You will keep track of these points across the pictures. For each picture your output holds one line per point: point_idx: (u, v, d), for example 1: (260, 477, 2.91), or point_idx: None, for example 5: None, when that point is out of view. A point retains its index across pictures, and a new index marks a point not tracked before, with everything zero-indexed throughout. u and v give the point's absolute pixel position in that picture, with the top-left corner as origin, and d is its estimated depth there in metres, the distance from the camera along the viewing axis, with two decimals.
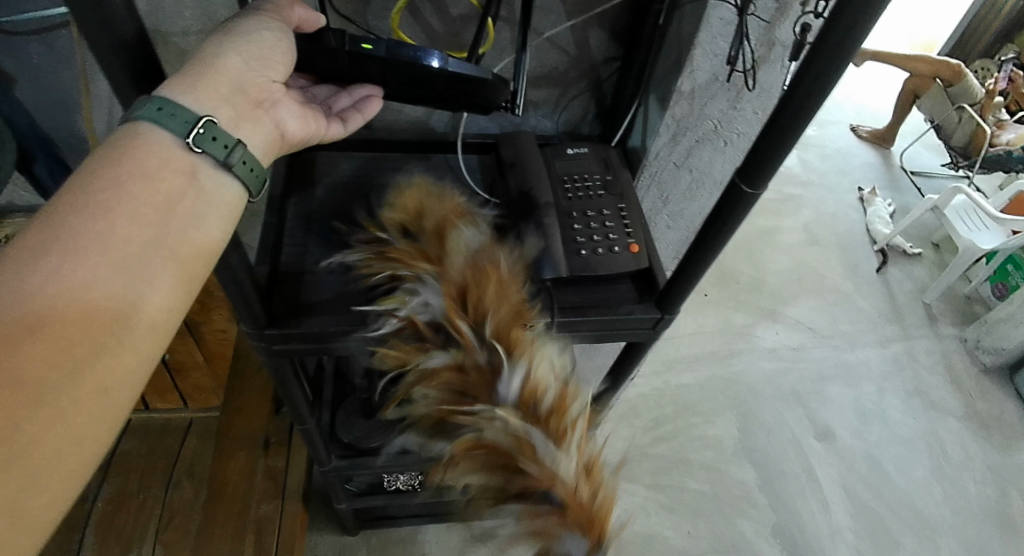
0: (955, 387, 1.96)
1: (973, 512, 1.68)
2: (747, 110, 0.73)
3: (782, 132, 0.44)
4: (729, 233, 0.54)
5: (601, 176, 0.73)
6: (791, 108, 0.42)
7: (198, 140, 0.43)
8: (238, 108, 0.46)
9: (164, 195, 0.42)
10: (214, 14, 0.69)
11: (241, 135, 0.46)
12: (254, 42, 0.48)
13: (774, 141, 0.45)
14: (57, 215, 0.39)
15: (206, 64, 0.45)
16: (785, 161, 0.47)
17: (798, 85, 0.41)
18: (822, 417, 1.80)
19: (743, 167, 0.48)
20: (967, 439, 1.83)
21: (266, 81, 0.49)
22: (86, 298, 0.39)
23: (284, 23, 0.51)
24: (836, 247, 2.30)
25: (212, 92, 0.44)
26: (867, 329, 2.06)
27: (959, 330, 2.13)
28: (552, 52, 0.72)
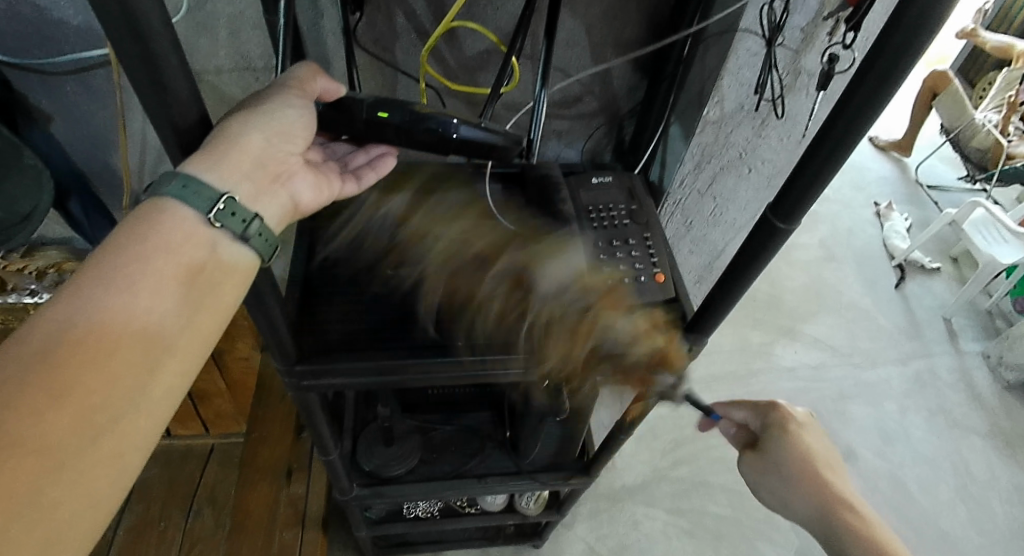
0: (978, 404, 1.94)
1: (1000, 534, 1.66)
2: (772, 137, 0.72)
3: (822, 164, 0.44)
4: (761, 264, 0.53)
5: (626, 206, 0.73)
6: (828, 145, 0.43)
7: (224, 211, 0.41)
8: (258, 184, 0.43)
9: (186, 266, 0.40)
10: (248, 53, 0.70)
11: (259, 209, 0.44)
12: (278, 120, 0.45)
13: (810, 176, 0.45)
14: (82, 287, 0.38)
15: (229, 140, 0.41)
16: (821, 196, 0.46)
17: (835, 121, 0.42)
18: (844, 437, 1.78)
19: (774, 202, 0.48)
20: (992, 460, 1.81)
21: (284, 155, 0.46)
22: (109, 367, 0.37)
23: (305, 94, 0.48)
24: (853, 263, 2.29)
25: (234, 168, 0.41)
26: (887, 346, 2.04)
27: (981, 346, 2.10)
28: (574, 85, 0.73)
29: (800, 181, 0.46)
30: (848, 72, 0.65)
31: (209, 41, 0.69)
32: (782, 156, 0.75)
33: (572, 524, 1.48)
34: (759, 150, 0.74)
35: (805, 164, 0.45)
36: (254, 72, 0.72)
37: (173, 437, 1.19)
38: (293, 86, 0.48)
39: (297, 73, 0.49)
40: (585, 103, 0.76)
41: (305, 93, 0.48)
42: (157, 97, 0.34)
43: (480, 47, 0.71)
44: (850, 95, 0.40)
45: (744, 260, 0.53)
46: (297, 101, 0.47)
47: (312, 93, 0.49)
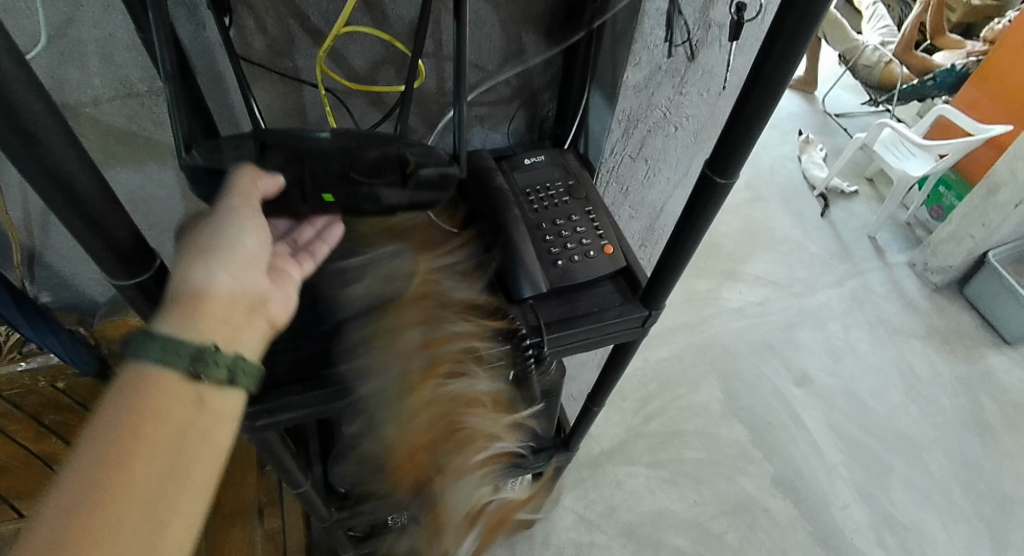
0: (911, 310, 2.07)
1: (952, 423, 1.79)
2: (692, 93, 0.72)
3: (753, 112, 0.43)
4: (706, 223, 0.53)
5: (563, 183, 0.71)
6: (756, 93, 0.42)
7: (204, 358, 0.41)
8: (236, 323, 0.45)
9: (178, 424, 0.40)
10: (126, 78, 0.62)
11: (240, 347, 0.45)
12: (235, 253, 0.46)
13: (739, 131, 0.45)
14: (75, 473, 0.37)
15: (199, 292, 0.43)
16: (752, 149, 0.47)
17: (757, 75, 0.42)
18: (798, 363, 1.88)
19: (710, 159, 0.48)
20: (933, 358, 1.94)
21: (254, 288, 0.48)
22: (118, 544, 0.36)
23: (253, 206, 0.49)
24: (779, 199, 2.38)
25: (211, 320, 0.43)
26: (822, 271, 2.14)
27: (907, 256, 2.24)
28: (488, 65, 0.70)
29: (733, 137, 0.46)
30: (757, 19, 0.66)
31: (79, 71, 0.61)
32: (705, 110, 0.76)
33: (560, 497, 1.49)
34: (681, 107, 0.74)
35: (737, 114, 0.44)
36: (138, 97, 0.64)
37: None
38: (240, 205, 0.48)
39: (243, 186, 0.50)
40: (502, 85, 0.74)
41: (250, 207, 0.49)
42: None
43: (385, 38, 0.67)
44: (770, 43, 0.40)
45: (689, 220, 0.53)
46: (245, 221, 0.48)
47: (253, 203, 0.49)
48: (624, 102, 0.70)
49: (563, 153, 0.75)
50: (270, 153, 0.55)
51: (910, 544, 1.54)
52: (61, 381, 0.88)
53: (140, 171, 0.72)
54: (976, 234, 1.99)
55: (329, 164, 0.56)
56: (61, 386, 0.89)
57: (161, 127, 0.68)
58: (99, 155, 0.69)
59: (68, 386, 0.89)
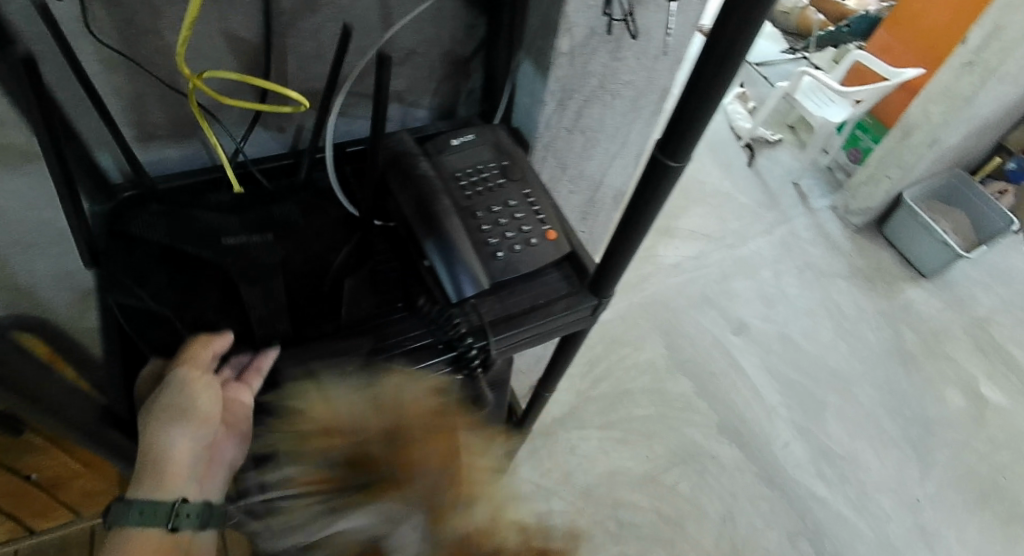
0: (835, 251, 2.15)
1: (877, 356, 1.88)
2: (629, 57, 0.67)
3: (709, 86, 0.38)
4: (657, 206, 0.49)
5: (497, 163, 0.65)
6: (714, 65, 0.37)
7: (175, 520, 0.42)
8: (201, 478, 0.47)
9: None
10: None
11: (213, 491, 0.48)
12: (188, 412, 0.48)
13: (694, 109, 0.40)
14: None
15: (161, 456, 0.45)
16: (707, 127, 0.42)
17: (713, 46, 0.36)
18: (735, 312, 1.92)
19: (663, 140, 0.43)
20: (856, 295, 2.03)
21: (210, 436, 0.49)
22: None
23: (203, 368, 0.51)
24: (708, 151, 2.40)
25: (178, 476, 0.45)
26: (752, 221, 2.18)
27: (828, 200, 2.31)
28: (408, 32, 0.63)
29: (686, 115, 0.41)
30: None
31: None
32: (642, 76, 0.72)
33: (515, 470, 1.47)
34: (618, 73, 0.69)
35: (692, 90, 0.39)
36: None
37: (40, 533, 1.01)
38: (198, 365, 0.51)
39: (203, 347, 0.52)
40: (422, 55, 0.66)
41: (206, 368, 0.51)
42: None
43: (286, 7, 0.56)
44: (728, 7, 0.34)
45: (641, 203, 0.48)
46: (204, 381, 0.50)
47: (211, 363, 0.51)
48: (558, 71, 0.64)
49: (494, 129, 0.68)
50: (195, 294, 0.54)
51: (846, 474, 1.62)
52: None
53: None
54: (893, 175, 2.07)
55: (260, 302, 0.55)
56: None
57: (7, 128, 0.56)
58: None
59: None
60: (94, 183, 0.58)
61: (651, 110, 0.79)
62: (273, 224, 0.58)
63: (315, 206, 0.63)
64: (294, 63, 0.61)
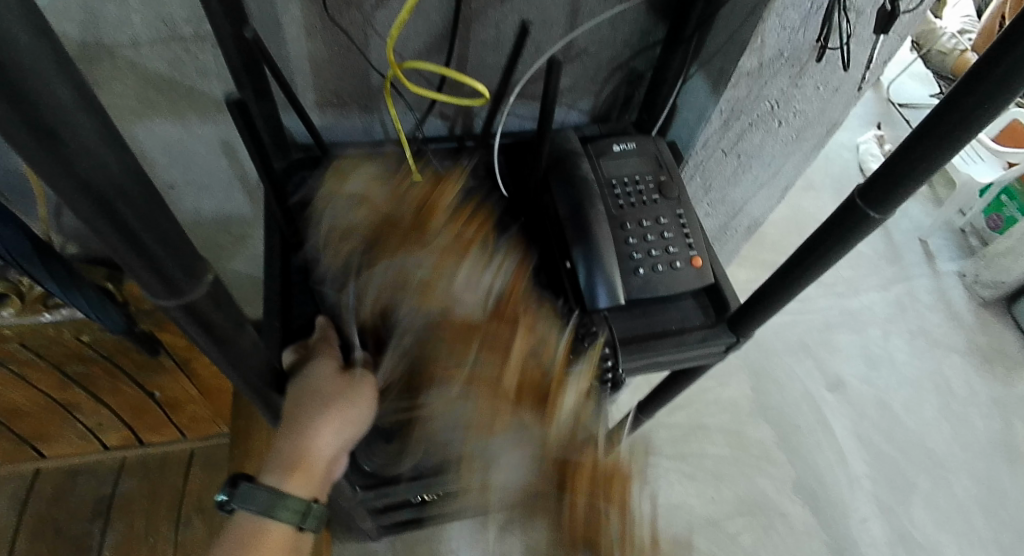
0: (956, 323, 1.97)
1: (982, 447, 1.71)
2: (808, 85, 0.63)
3: (939, 143, 0.36)
4: (837, 257, 0.46)
5: (654, 177, 0.63)
6: (953, 120, 0.34)
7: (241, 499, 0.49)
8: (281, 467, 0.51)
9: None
10: (170, 17, 0.55)
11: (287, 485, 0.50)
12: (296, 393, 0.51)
13: (922, 156, 0.37)
14: None
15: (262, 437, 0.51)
16: (922, 185, 0.39)
17: (962, 96, 0.34)
18: (833, 367, 1.79)
19: (865, 189, 0.41)
20: (970, 375, 1.85)
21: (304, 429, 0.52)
22: None
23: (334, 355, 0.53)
24: (832, 191, 2.27)
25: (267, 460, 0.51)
26: (868, 273, 2.04)
27: (957, 265, 2.12)
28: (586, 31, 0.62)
29: (909, 161, 0.38)
30: (914, 10, 0.55)
31: (118, 6, 0.53)
32: (815, 106, 0.66)
33: None
34: (792, 101, 0.65)
35: (918, 141, 0.37)
36: (181, 42, 0.57)
37: (147, 445, 1.09)
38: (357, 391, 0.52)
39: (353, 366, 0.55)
40: (592, 55, 0.65)
41: (363, 400, 0.52)
42: (54, 159, 0.24)
43: None
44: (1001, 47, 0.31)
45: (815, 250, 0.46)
46: (350, 415, 0.51)
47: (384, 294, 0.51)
48: (732, 89, 0.61)
49: (656, 141, 0.66)
50: None
51: None
52: (86, 334, 0.80)
53: (180, 123, 0.66)
54: None
55: None
56: (87, 340, 0.82)
57: (205, 77, 0.61)
58: (135, 104, 0.62)
59: (93, 340, 0.81)
60: (276, 142, 0.63)
61: (813, 144, 0.74)
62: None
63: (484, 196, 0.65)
64: (471, 48, 0.62)
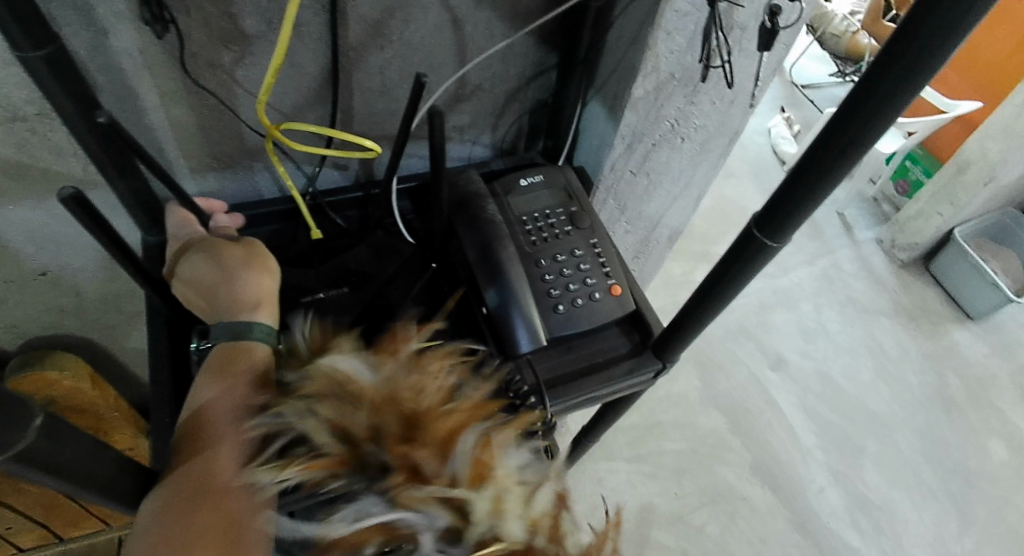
0: (880, 287, 2.07)
1: (919, 401, 1.79)
2: (704, 103, 0.63)
3: (822, 173, 0.36)
4: (746, 281, 0.46)
5: (564, 209, 0.62)
6: (836, 149, 0.35)
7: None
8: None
9: None
10: (6, 99, 0.50)
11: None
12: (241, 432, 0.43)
13: (808, 190, 0.37)
14: None
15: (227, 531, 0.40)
16: (815, 209, 0.39)
17: (841, 126, 0.34)
18: (772, 346, 1.85)
19: (761, 219, 0.41)
20: (900, 335, 1.94)
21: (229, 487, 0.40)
22: None
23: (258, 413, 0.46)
24: (750, 176, 2.35)
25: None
26: (794, 251, 2.11)
27: (874, 233, 2.23)
28: (476, 69, 0.61)
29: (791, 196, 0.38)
30: (793, 25, 0.57)
31: None
32: (714, 120, 0.67)
33: None
34: (691, 118, 0.65)
35: (805, 170, 0.37)
36: (25, 123, 0.52)
37: (69, 541, 1.00)
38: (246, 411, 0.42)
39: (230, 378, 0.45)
40: (486, 93, 0.64)
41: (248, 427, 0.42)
42: None
43: (353, 41, 0.55)
44: (867, 87, 0.32)
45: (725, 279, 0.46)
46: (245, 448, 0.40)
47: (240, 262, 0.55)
48: (629, 114, 0.60)
49: (562, 171, 0.65)
50: None
51: (882, 526, 1.55)
52: None
53: (41, 208, 0.60)
54: (945, 212, 1.98)
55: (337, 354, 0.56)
56: None
57: (61, 156, 0.56)
58: None
59: None
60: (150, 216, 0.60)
61: (718, 154, 0.75)
62: (347, 275, 0.60)
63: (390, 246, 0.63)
64: (355, 96, 0.60)
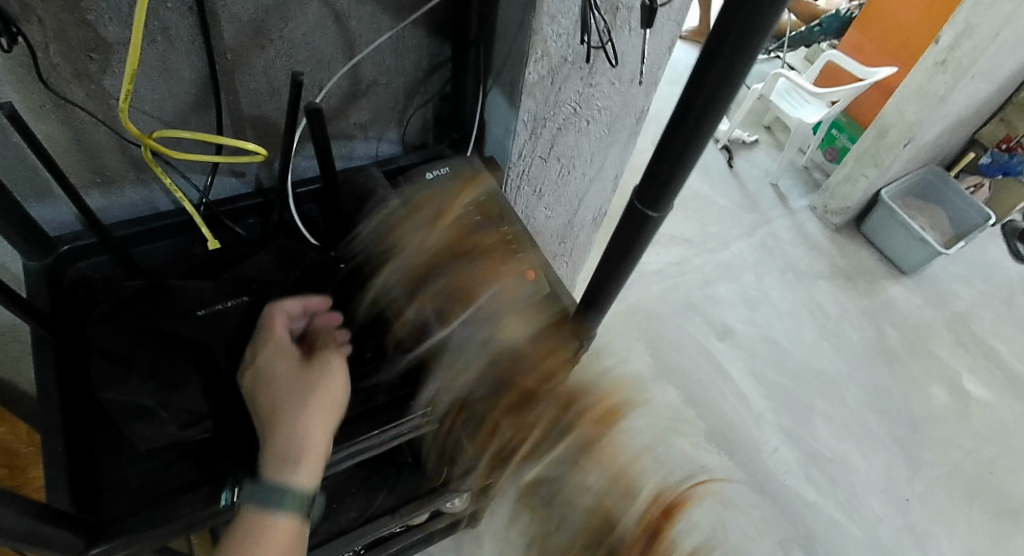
0: (816, 252, 2.15)
1: (861, 356, 1.87)
2: (603, 83, 0.64)
3: (699, 117, 0.40)
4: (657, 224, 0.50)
5: (472, 199, 0.68)
6: (707, 89, 0.39)
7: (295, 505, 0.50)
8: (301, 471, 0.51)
9: None
10: None
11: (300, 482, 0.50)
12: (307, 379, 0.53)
13: (671, 171, 0.45)
14: None
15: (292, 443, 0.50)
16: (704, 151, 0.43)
17: (708, 67, 0.38)
18: (718, 317, 1.90)
19: (654, 161, 0.45)
20: (838, 296, 2.03)
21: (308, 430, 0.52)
22: None
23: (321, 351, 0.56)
24: None
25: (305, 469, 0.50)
26: (732, 224, 2.18)
27: (807, 200, 2.31)
28: (379, 62, 0.66)
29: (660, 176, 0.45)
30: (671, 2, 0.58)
31: None
32: (617, 101, 0.69)
33: None
34: (593, 100, 0.66)
35: (682, 113, 0.41)
36: None
37: None
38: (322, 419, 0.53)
39: (277, 485, 0.49)
40: (381, 88, 0.70)
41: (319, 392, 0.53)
42: None
43: (230, 44, 0.61)
44: (719, 43, 0.36)
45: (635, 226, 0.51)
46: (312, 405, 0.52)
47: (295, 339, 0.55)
48: (528, 100, 0.61)
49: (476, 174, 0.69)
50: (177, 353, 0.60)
51: (836, 479, 1.61)
52: None
53: None
54: (870, 175, 2.07)
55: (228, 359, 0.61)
56: None
57: None
58: None
59: None
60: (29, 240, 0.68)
61: (628, 133, 0.76)
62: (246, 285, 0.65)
63: (287, 251, 0.68)
64: (243, 97, 0.67)
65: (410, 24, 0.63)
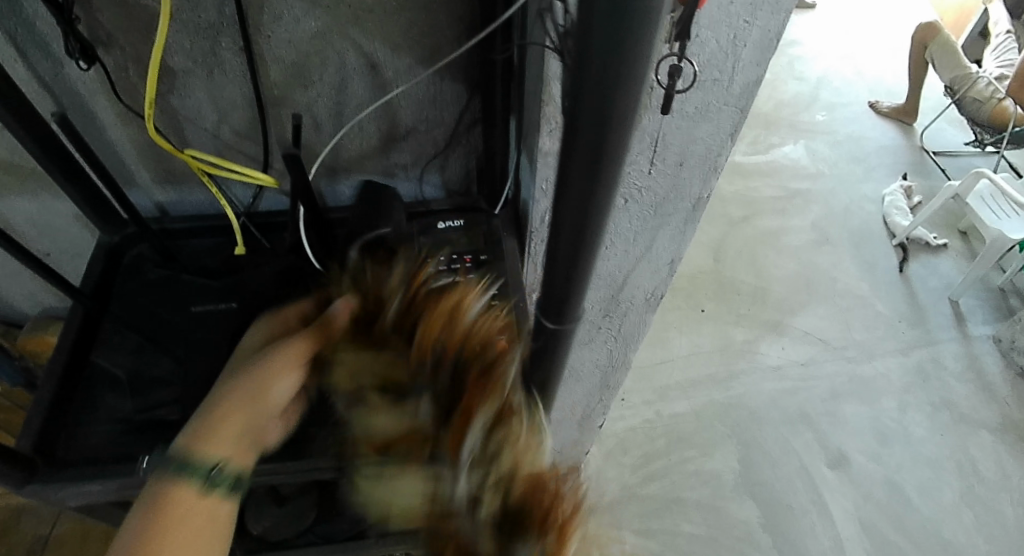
0: (987, 395, 1.76)
1: (1013, 540, 1.50)
2: (639, 161, 0.64)
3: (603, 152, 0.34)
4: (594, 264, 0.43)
5: (475, 254, 0.63)
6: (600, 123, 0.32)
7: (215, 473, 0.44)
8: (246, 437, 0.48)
9: None
10: None
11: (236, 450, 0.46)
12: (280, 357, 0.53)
13: (588, 208, 0.38)
14: None
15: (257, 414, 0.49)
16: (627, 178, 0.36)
17: (587, 79, 0.31)
18: (835, 441, 1.63)
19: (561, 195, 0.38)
20: (1002, 455, 1.64)
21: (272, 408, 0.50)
22: None
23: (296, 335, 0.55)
24: (849, 245, 2.11)
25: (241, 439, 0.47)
26: (884, 336, 1.87)
27: (991, 330, 1.92)
28: (419, 105, 0.66)
29: (557, 271, 0.45)
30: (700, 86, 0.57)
31: None
32: (663, 183, 0.69)
33: None
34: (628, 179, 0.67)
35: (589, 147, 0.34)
36: None
37: None
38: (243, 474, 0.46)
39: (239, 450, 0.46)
40: (420, 134, 0.69)
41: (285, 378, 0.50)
42: None
43: (274, 81, 0.63)
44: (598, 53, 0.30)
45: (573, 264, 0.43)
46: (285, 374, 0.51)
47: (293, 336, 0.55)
48: (545, 169, 0.59)
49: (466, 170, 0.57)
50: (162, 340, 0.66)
51: None
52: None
53: None
54: None
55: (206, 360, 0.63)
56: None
57: None
58: None
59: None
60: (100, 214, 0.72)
61: (683, 218, 0.75)
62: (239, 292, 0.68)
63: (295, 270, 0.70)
64: (286, 131, 0.68)
65: (441, 71, 0.63)
